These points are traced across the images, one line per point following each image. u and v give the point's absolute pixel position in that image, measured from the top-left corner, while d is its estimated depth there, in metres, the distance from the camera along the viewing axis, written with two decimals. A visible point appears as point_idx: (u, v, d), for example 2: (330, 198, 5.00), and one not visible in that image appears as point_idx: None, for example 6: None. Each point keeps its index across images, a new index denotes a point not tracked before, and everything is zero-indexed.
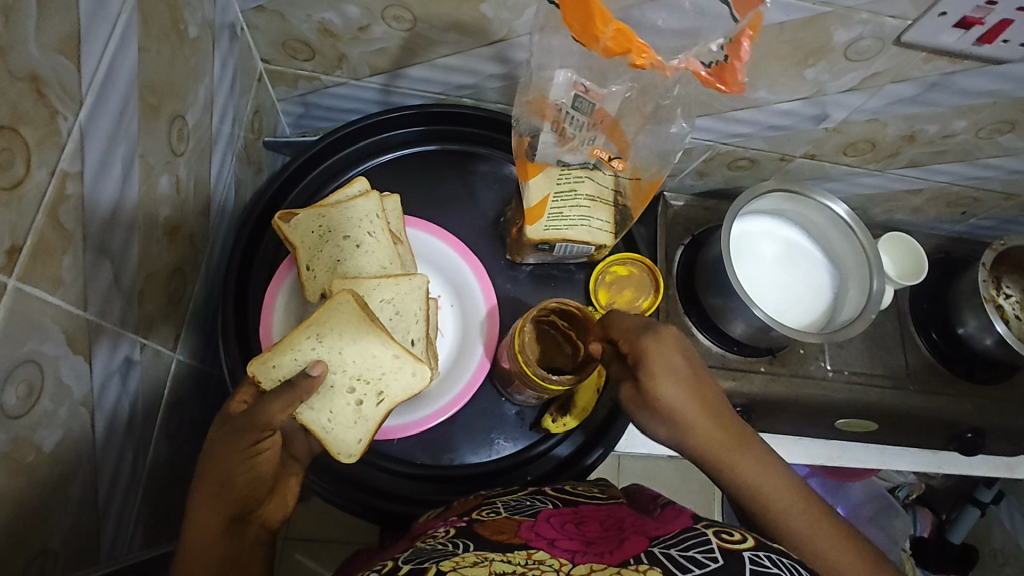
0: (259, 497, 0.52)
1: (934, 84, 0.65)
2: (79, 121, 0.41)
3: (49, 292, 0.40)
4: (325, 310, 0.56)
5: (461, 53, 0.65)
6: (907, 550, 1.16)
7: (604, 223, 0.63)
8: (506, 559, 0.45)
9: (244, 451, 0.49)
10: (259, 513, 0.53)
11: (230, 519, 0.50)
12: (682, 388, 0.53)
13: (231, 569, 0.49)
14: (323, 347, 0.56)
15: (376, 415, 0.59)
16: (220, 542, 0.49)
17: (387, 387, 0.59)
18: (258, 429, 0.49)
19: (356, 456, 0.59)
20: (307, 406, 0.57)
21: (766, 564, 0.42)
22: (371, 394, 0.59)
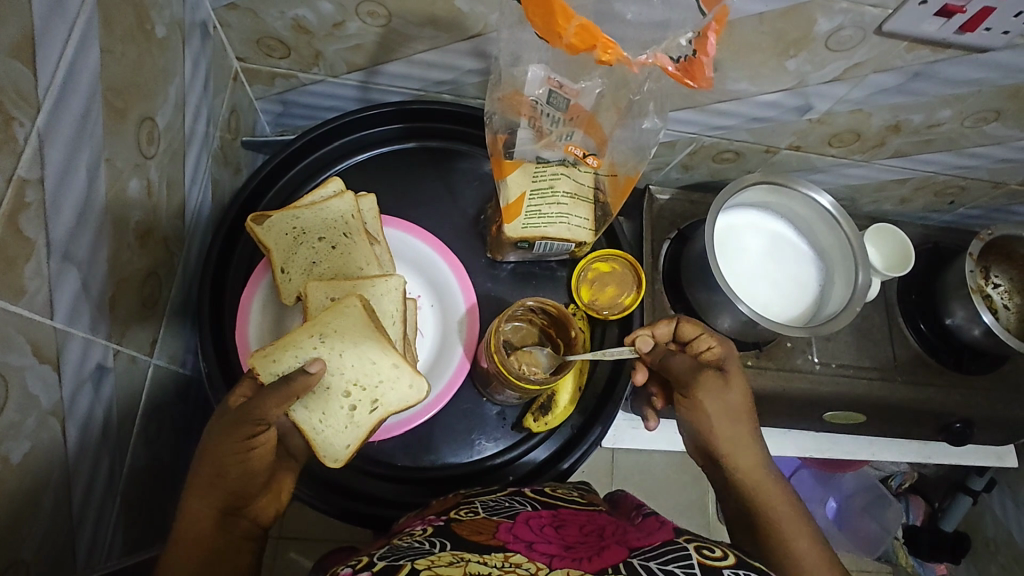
0: (254, 492, 0.51)
1: (917, 74, 0.65)
2: (37, 127, 0.40)
3: (11, 303, 0.40)
4: (331, 313, 0.57)
5: (438, 48, 0.64)
6: (900, 537, 1.18)
7: (583, 221, 0.62)
8: (482, 561, 0.44)
9: (238, 443, 0.48)
10: (253, 509, 0.52)
11: (220, 513, 0.49)
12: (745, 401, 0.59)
13: (217, 563, 0.49)
14: (324, 347, 0.56)
15: (368, 422, 0.59)
16: (209, 536, 0.49)
17: (382, 395, 0.59)
18: (252, 420, 0.48)
19: (342, 462, 0.58)
20: (300, 404, 0.56)
21: None
22: (365, 400, 0.59)
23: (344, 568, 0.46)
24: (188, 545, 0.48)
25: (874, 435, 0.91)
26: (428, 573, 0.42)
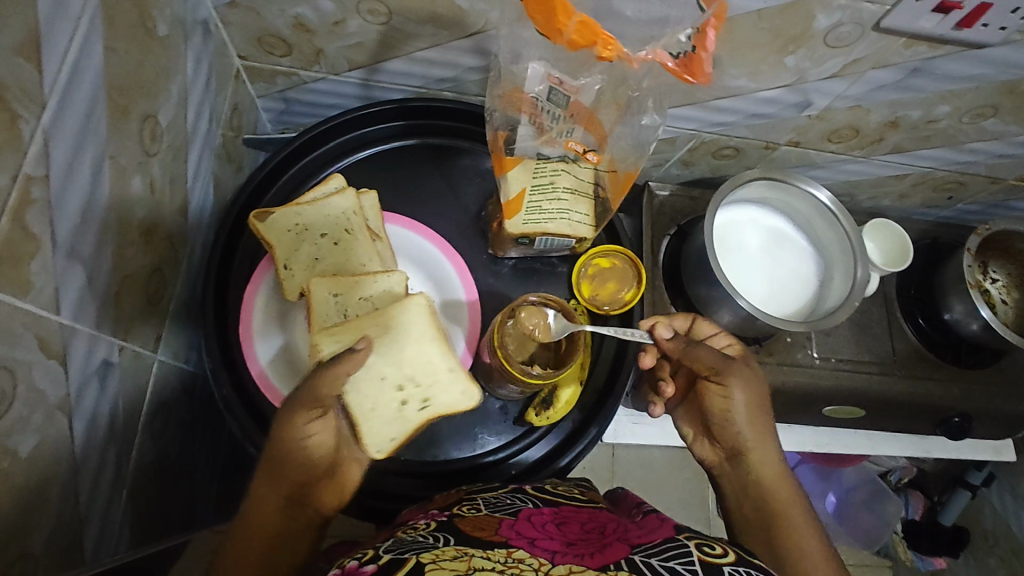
0: (313, 482, 0.56)
1: (915, 70, 0.65)
2: (43, 124, 0.40)
3: (17, 298, 0.40)
4: (399, 307, 0.60)
5: (438, 46, 0.65)
6: (898, 533, 1.21)
7: (584, 217, 0.62)
8: (485, 555, 0.44)
9: (298, 426, 0.53)
10: (316, 497, 0.57)
11: (285, 499, 0.55)
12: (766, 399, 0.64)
13: (277, 545, 0.54)
14: (386, 336, 0.59)
15: (415, 420, 0.60)
16: (273, 519, 0.54)
17: (434, 397, 0.61)
18: (303, 408, 0.52)
19: (382, 454, 0.59)
20: (355, 390, 0.57)
21: None
22: (416, 398, 0.60)
23: (350, 562, 0.46)
24: (257, 525, 0.53)
25: (874, 429, 0.91)
26: (432, 567, 0.42)
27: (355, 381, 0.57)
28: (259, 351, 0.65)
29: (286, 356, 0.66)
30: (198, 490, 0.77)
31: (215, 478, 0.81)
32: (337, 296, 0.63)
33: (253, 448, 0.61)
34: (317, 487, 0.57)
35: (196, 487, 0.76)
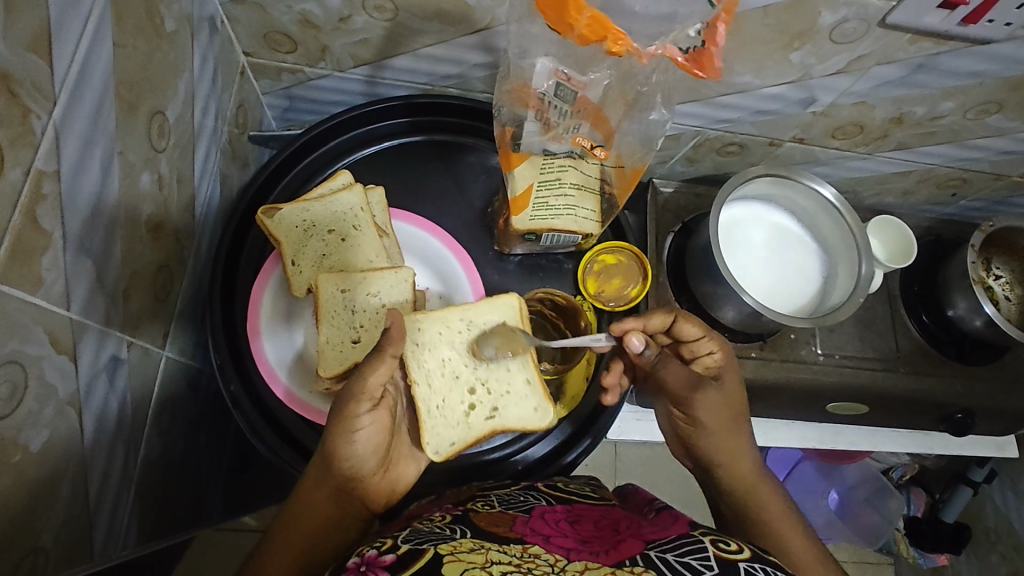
0: (363, 476, 0.55)
1: (920, 66, 0.65)
2: (53, 120, 0.40)
3: (29, 293, 0.40)
4: (489, 302, 0.63)
5: (444, 42, 0.65)
6: (901, 529, 1.21)
7: (590, 213, 0.64)
8: (502, 549, 0.45)
9: (348, 419, 0.52)
10: (365, 489, 0.56)
11: (334, 491, 0.54)
12: (741, 403, 0.63)
13: (326, 533, 0.54)
14: (467, 331, 0.62)
15: (480, 428, 0.61)
16: (324, 509, 0.54)
17: (503, 410, 0.62)
18: (356, 397, 0.52)
19: (439, 456, 0.59)
20: (425, 382, 0.59)
21: None
22: (486, 408, 0.61)
23: (367, 550, 0.46)
24: (306, 514, 0.53)
25: (877, 426, 0.92)
26: (450, 558, 0.43)
27: (429, 374, 0.60)
28: (268, 350, 0.65)
29: (294, 353, 0.66)
30: (203, 487, 0.77)
31: (219, 476, 0.81)
32: (344, 292, 0.65)
33: (261, 444, 0.62)
34: (370, 482, 0.56)
35: (201, 484, 0.76)
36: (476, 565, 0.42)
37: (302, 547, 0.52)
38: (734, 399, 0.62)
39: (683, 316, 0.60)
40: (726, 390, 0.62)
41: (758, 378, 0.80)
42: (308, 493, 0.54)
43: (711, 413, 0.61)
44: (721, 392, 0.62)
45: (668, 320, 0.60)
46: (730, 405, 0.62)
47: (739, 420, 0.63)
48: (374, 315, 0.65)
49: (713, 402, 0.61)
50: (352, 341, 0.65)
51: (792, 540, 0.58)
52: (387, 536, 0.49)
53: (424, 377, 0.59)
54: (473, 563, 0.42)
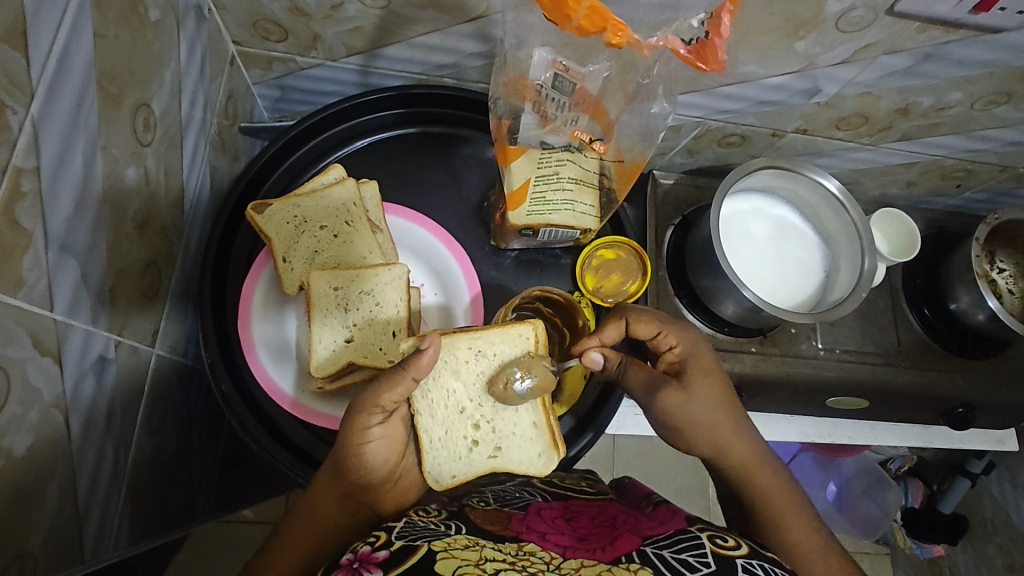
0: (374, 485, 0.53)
1: (928, 55, 0.63)
2: (31, 114, 0.39)
3: (10, 295, 0.39)
4: (501, 332, 0.60)
5: (439, 31, 0.63)
6: (897, 521, 1.20)
7: (588, 207, 0.62)
8: (497, 547, 0.44)
9: (358, 425, 0.51)
10: (376, 500, 0.54)
11: (342, 496, 0.53)
12: (721, 395, 0.58)
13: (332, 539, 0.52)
14: (475, 363, 0.59)
15: (481, 465, 0.60)
16: (332, 513, 0.53)
17: (507, 448, 0.60)
18: (367, 408, 0.51)
19: (439, 488, 0.58)
20: (428, 415, 0.58)
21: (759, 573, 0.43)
22: (490, 444, 0.60)
23: (361, 546, 0.45)
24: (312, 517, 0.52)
25: (876, 420, 0.91)
26: (444, 555, 0.42)
27: (432, 407, 0.58)
28: (257, 335, 0.64)
29: (287, 349, 0.65)
30: (197, 484, 0.76)
31: (213, 472, 0.81)
32: (338, 289, 0.65)
33: (253, 443, 0.61)
34: (382, 491, 0.54)
35: (195, 481, 0.76)
36: (469, 563, 0.41)
37: (314, 542, 0.51)
38: (706, 394, 0.57)
39: (633, 320, 0.60)
40: (691, 387, 0.57)
41: (759, 373, 0.79)
42: (317, 495, 0.53)
43: (676, 417, 0.57)
44: (684, 393, 0.57)
45: (620, 327, 0.61)
46: (700, 404, 0.57)
47: (717, 415, 0.57)
48: (367, 314, 0.64)
49: (677, 404, 0.57)
50: (345, 342, 0.64)
51: (791, 524, 0.55)
52: (381, 530, 0.48)
53: (427, 410, 0.58)
54: (467, 561, 0.41)
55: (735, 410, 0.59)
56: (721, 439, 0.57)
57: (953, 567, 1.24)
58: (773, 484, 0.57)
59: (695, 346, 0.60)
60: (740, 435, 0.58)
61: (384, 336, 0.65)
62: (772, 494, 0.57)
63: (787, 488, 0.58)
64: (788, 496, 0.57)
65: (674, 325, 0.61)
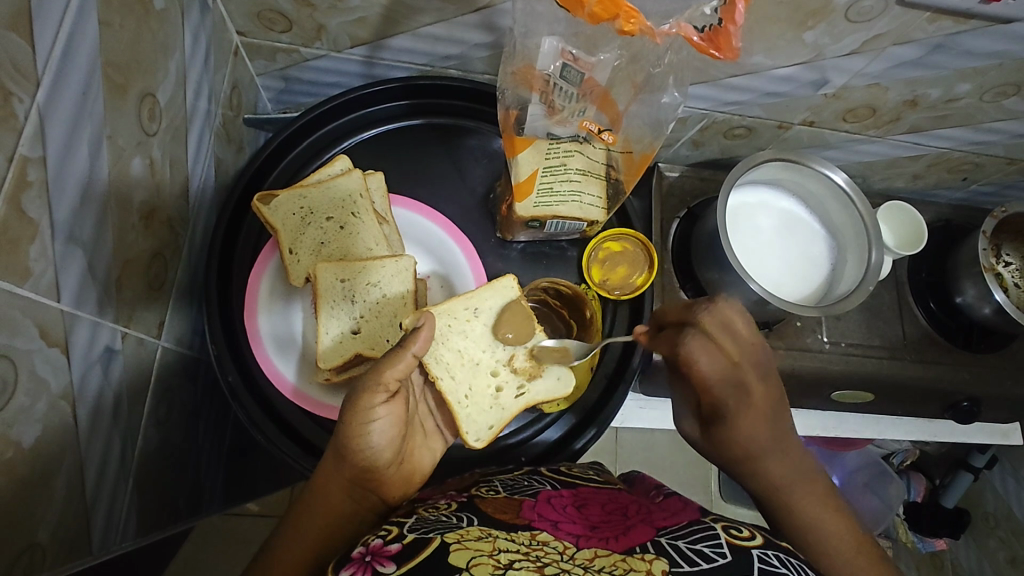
0: (380, 470, 0.53)
1: (937, 46, 0.63)
2: (37, 103, 0.38)
3: (17, 285, 0.39)
4: (490, 288, 0.61)
5: (445, 21, 0.62)
6: (900, 515, 1.21)
7: (596, 199, 0.61)
8: (510, 537, 0.44)
9: (364, 407, 0.49)
10: (381, 484, 0.54)
11: (348, 483, 0.52)
12: (762, 436, 0.56)
13: (341, 524, 0.52)
14: (478, 319, 0.60)
15: (513, 406, 0.61)
16: (339, 501, 0.52)
17: (532, 382, 0.62)
18: (371, 388, 0.50)
19: (480, 442, 0.60)
20: (447, 375, 0.59)
21: (775, 564, 0.42)
22: (514, 384, 0.61)
23: (374, 539, 0.45)
24: (320, 504, 0.51)
25: (881, 414, 0.91)
26: (457, 546, 0.42)
27: (448, 367, 0.59)
28: (263, 327, 0.64)
29: (292, 341, 0.65)
30: (203, 477, 0.76)
31: (219, 466, 0.81)
32: (344, 281, 0.64)
33: (261, 436, 0.60)
34: (386, 474, 0.54)
35: (201, 474, 0.76)
36: (483, 553, 0.41)
37: (322, 538, 0.51)
38: (742, 440, 0.55)
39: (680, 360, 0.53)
40: (721, 432, 0.56)
41: None
42: (321, 483, 0.52)
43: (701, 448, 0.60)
44: (706, 434, 0.58)
45: (670, 351, 0.55)
46: (732, 448, 0.56)
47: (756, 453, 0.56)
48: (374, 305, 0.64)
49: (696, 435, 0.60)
50: (351, 333, 0.64)
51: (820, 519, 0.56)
52: (392, 524, 0.48)
53: (443, 372, 0.58)
54: (481, 552, 0.41)
55: (775, 447, 0.56)
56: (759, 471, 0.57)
57: (955, 561, 1.24)
58: (815, 502, 0.56)
59: (734, 398, 0.54)
60: (784, 460, 0.56)
61: (391, 327, 0.65)
62: (808, 505, 0.56)
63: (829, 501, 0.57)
64: (830, 501, 0.57)
65: (722, 374, 0.53)
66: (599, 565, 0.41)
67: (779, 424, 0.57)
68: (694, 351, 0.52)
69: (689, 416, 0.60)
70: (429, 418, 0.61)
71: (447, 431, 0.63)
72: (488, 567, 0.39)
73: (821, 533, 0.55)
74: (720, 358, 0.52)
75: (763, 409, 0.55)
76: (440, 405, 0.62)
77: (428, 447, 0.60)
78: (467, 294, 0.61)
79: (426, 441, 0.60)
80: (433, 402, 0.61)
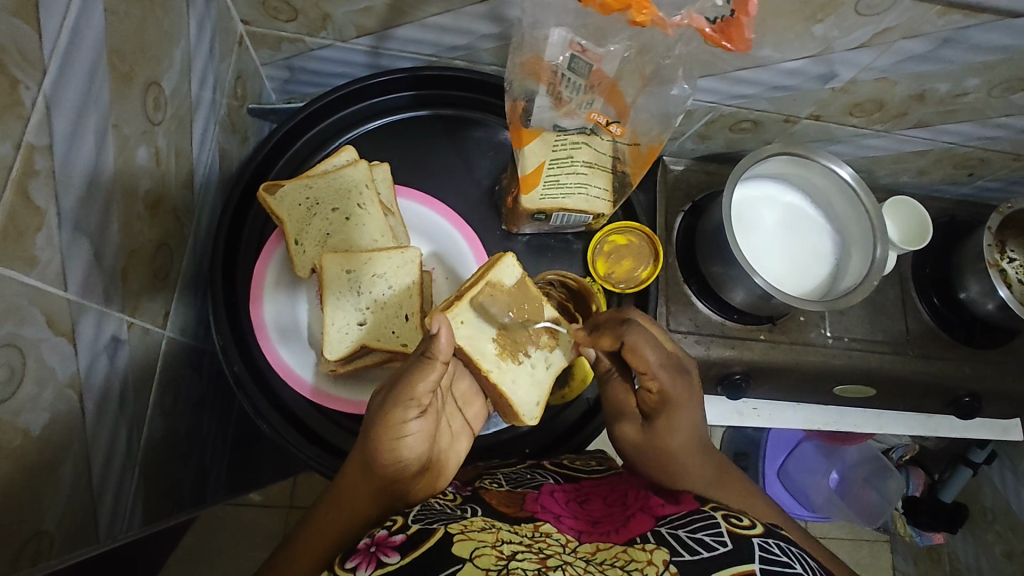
0: (408, 480, 0.51)
1: (947, 40, 0.62)
2: (44, 91, 0.38)
3: (24, 274, 0.39)
4: (499, 266, 0.58)
5: (452, 11, 0.61)
6: (898, 509, 1.19)
7: (602, 191, 0.61)
8: (513, 529, 0.45)
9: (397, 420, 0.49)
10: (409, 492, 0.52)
11: (376, 491, 0.51)
12: (691, 428, 0.57)
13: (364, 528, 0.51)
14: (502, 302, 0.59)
15: (547, 379, 0.61)
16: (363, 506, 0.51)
17: (554, 351, 0.61)
18: (402, 402, 0.49)
19: (536, 420, 0.60)
20: (496, 365, 0.58)
21: (775, 552, 0.43)
22: (542, 358, 0.61)
23: (379, 530, 0.46)
24: (343, 506, 0.51)
25: (883, 409, 0.91)
26: (461, 537, 0.42)
27: (495, 357, 0.58)
28: (268, 315, 0.64)
29: (297, 331, 0.65)
30: (207, 467, 0.77)
31: (222, 456, 0.81)
32: (350, 272, 0.64)
33: (265, 425, 0.61)
34: (413, 483, 0.52)
35: (205, 463, 0.76)
36: (486, 544, 0.41)
37: (336, 535, 0.50)
38: (677, 431, 0.57)
39: (627, 349, 0.54)
40: (661, 421, 0.57)
41: (765, 362, 0.79)
42: (346, 490, 0.51)
43: (636, 453, 0.60)
44: (646, 431, 0.58)
45: (617, 344, 0.56)
46: (668, 442, 0.57)
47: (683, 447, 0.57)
48: (380, 297, 0.64)
49: (633, 433, 0.60)
50: (357, 324, 0.64)
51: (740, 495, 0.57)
52: (398, 515, 0.48)
53: (493, 363, 0.58)
54: (484, 543, 0.42)
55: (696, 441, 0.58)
56: (680, 470, 0.57)
57: (952, 555, 1.25)
58: (739, 496, 0.58)
59: (679, 387, 0.56)
60: (703, 460, 0.58)
61: (397, 319, 0.65)
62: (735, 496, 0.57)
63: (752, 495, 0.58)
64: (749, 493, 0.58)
65: (665, 364, 0.55)
66: (600, 558, 0.42)
67: (701, 420, 0.58)
68: (638, 339, 0.53)
69: (627, 416, 0.61)
70: (456, 418, 0.60)
71: (474, 426, 0.63)
72: (491, 558, 0.39)
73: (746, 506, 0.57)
74: (665, 347, 0.55)
75: (694, 403, 0.57)
76: (469, 399, 0.62)
77: (454, 449, 0.58)
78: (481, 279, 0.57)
79: (452, 442, 0.58)
80: (461, 402, 0.62)
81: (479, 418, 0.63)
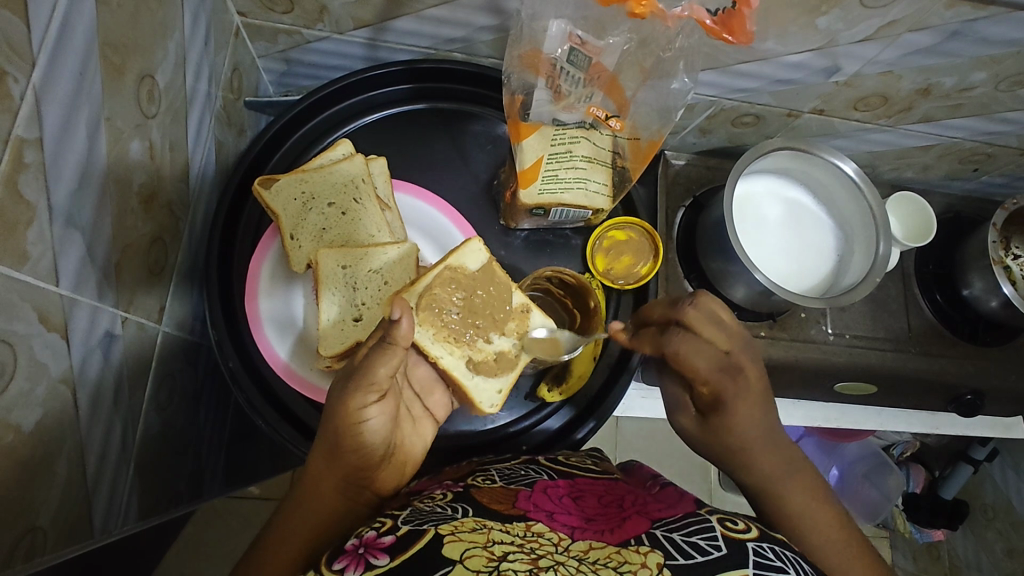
0: (371, 465, 0.52)
1: (954, 33, 0.61)
2: (33, 84, 0.37)
3: (14, 269, 0.38)
4: (457, 252, 0.60)
5: (449, 3, 0.60)
6: (898, 506, 1.21)
7: (601, 186, 0.61)
8: (505, 529, 0.44)
9: (356, 407, 0.49)
10: (373, 479, 0.53)
11: (342, 481, 0.51)
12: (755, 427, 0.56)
13: (334, 524, 0.51)
14: (461, 290, 0.59)
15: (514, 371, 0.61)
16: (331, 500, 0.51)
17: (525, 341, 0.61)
18: (363, 388, 0.49)
19: (496, 408, 0.61)
20: (447, 352, 0.59)
21: (769, 557, 0.43)
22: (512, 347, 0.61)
23: (368, 530, 0.46)
24: (312, 498, 0.51)
25: (883, 406, 0.91)
26: (452, 538, 0.42)
27: (447, 344, 0.58)
28: (264, 310, 0.64)
29: (292, 325, 0.65)
30: (204, 461, 0.77)
31: (221, 449, 0.81)
32: (345, 267, 0.64)
33: (262, 421, 0.60)
34: (376, 468, 0.52)
35: (202, 459, 0.76)
36: (477, 545, 0.41)
37: (312, 534, 0.50)
38: (736, 431, 0.56)
39: (672, 357, 0.54)
40: (719, 419, 0.56)
41: (765, 358, 0.79)
42: (314, 483, 0.51)
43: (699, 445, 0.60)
44: (703, 425, 0.58)
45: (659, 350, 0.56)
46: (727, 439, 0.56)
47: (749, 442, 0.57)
48: (376, 294, 0.63)
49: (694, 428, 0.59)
50: (353, 320, 0.64)
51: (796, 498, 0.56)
52: (386, 516, 0.48)
53: (442, 350, 0.58)
54: (475, 543, 0.41)
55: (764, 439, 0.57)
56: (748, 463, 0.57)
57: (952, 551, 1.25)
58: (806, 496, 0.56)
59: (734, 386, 0.55)
60: (771, 454, 0.57)
61: None
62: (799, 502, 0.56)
63: (817, 495, 0.57)
64: (816, 494, 0.57)
65: (716, 367, 0.54)
66: (594, 557, 0.41)
67: (766, 417, 0.57)
68: (682, 347, 0.54)
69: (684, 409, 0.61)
70: (415, 403, 0.59)
71: (436, 414, 0.62)
72: (482, 559, 0.39)
73: (806, 512, 0.55)
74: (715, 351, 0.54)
75: (756, 399, 0.56)
76: (429, 388, 0.61)
77: (418, 434, 0.58)
78: (443, 262, 0.59)
79: (415, 426, 0.58)
80: (419, 389, 0.60)
81: (441, 407, 0.62)
